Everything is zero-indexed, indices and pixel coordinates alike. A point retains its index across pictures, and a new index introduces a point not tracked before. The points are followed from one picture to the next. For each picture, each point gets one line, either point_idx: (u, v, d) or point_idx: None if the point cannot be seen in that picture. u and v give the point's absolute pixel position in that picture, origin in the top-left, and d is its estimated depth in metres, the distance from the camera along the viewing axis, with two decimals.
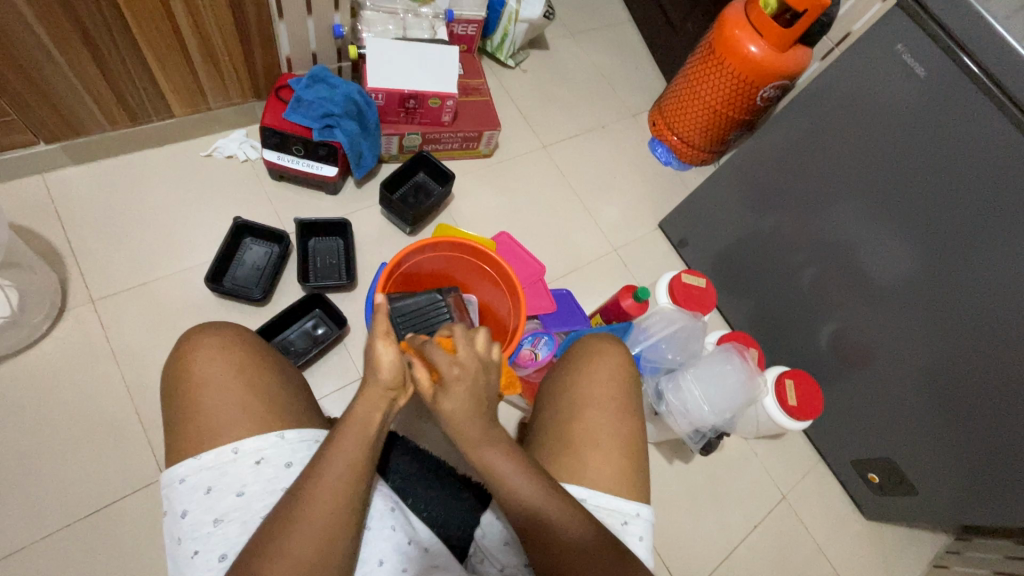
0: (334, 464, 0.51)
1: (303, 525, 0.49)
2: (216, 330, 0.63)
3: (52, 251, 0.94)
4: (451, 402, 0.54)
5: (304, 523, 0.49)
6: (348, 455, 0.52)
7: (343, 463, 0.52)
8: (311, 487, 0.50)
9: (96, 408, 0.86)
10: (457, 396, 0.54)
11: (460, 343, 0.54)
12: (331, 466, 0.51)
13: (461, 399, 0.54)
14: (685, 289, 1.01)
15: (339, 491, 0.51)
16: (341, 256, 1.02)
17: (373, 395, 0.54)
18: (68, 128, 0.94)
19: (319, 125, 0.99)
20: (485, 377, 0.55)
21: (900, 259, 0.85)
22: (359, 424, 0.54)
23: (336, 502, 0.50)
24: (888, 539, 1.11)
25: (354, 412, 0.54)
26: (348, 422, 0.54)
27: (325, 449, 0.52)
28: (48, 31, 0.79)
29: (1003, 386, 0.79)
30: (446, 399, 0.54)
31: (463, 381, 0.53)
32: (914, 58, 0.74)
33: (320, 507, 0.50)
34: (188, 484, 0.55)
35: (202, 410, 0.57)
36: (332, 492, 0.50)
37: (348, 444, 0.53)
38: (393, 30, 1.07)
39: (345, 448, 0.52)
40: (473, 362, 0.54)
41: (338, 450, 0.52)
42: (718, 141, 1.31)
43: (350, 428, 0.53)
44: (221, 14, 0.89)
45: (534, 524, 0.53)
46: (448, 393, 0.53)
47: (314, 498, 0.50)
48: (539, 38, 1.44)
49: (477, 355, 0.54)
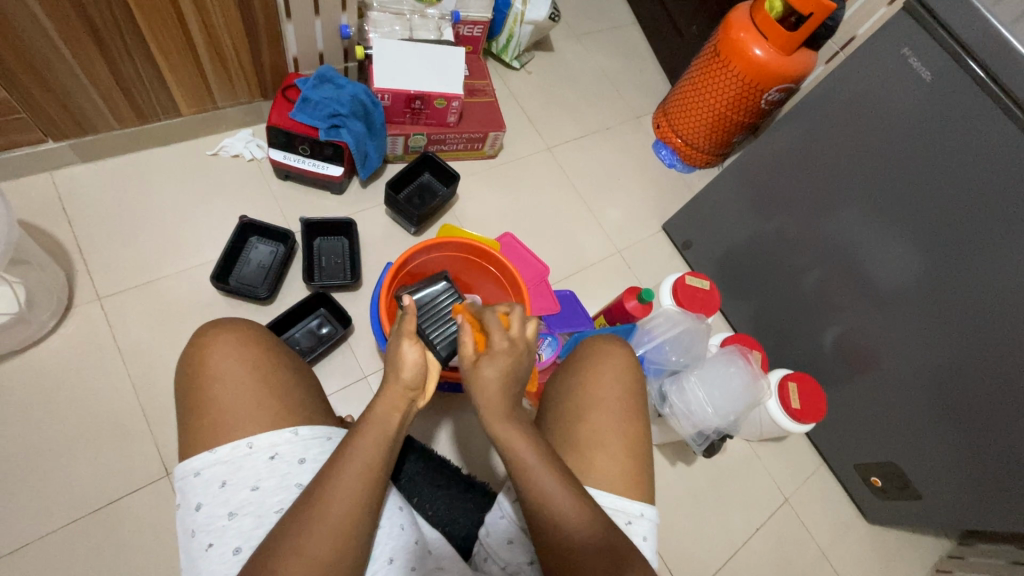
0: (350, 466, 0.51)
1: (318, 524, 0.49)
2: (230, 326, 0.63)
3: (60, 248, 0.94)
4: (491, 370, 0.56)
5: (320, 523, 0.49)
6: (364, 456, 0.52)
7: (360, 464, 0.52)
8: (326, 487, 0.50)
9: (102, 405, 0.86)
10: (500, 364, 0.56)
11: (514, 322, 0.58)
12: (348, 466, 0.51)
13: (502, 372, 0.56)
14: (690, 292, 1.00)
15: (354, 490, 0.51)
16: (347, 256, 1.03)
17: (392, 395, 0.55)
18: (76, 125, 0.94)
19: (326, 126, 1.00)
20: (525, 359, 0.58)
21: (905, 263, 0.85)
22: (377, 424, 0.54)
23: (351, 501, 0.51)
24: (890, 543, 1.11)
25: (374, 413, 0.54)
26: (366, 423, 0.54)
27: (343, 449, 0.53)
28: (57, 30, 0.79)
29: (1007, 391, 0.79)
30: (488, 367, 0.56)
31: (510, 353, 0.56)
32: (921, 61, 0.74)
33: (336, 506, 0.50)
34: (203, 477, 0.55)
35: (214, 407, 0.57)
36: (349, 491, 0.51)
37: (365, 445, 0.53)
38: (399, 31, 1.08)
39: (362, 448, 0.53)
40: (522, 342, 0.58)
41: (356, 451, 0.52)
42: (722, 144, 1.31)
43: (367, 430, 0.53)
44: (230, 13, 0.90)
45: (545, 525, 0.53)
46: (494, 359, 0.56)
47: (327, 497, 0.50)
48: (544, 40, 1.45)
49: (525, 338, 0.58)
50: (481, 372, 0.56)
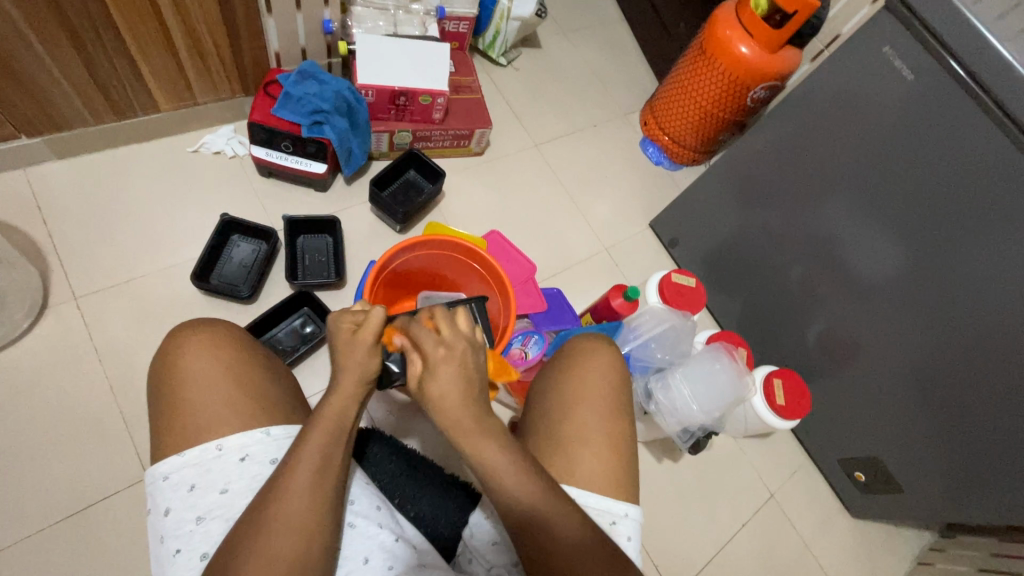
0: (306, 460, 0.51)
1: (276, 522, 0.48)
2: (203, 326, 0.62)
3: (34, 247, 0.92)
4: (440, 385, 0.53)
5: (280, 517, 0.48)
6: (320, 451, 0.52)
7: (316, 460, 0.51)
8: (284, 484, 0.50)
9: (79, 406, 0.85)
10: (445, 378, 0.53)
11: (443, 324, 0.55)
12: (305, 461, 0.51)
13: (451, 382, 0.53)
14: (675, 288, 1.01)
15: (310, 487, 0.50)
16: (331, 254, 1.01)
17: (347, 391, 0.54)
18: (51, 122, 0.93)
19: (309, 122, 0.99)
20: (475, 356, 0.55)
21: (888, 261, 0.85)
22: (333, 418, 0.53)
23: (309, 497, 0.50)
24: (874, 537, 1.12)
25: (330, 409, 0.54)
26: (320, 419, 0.53)
27: (298, 443, 0.52)
28: (28, 22, 0.77)
29: (988, 387, 0.80)
30: (434, 383, 0.53)
31: (451, 360, 0.53)
32: (902, 61, 0.75)
33: (294, 504, 0.49)
34: (172, 481, 0.54)
35: (186, 408, 0.56)
36: (307, 487, 0.50)
37: (320, 440, 0.52)
38: (384, 27, 1.07)
39: (316, 444, 0.52)
40: (459, 343, 0.54)
41: (310, 444, 0.52)
42: (709, 141, 1.32)
43: (322, 423, 0.53)
44: (209, 8, 0.88)
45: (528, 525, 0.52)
46: (436, 374, 0.53)
47: (286, 496, 0.49)
48: (531, 37, 1.44)
49: (463, 334, 0.55)
50: (431, 391, 0.53)
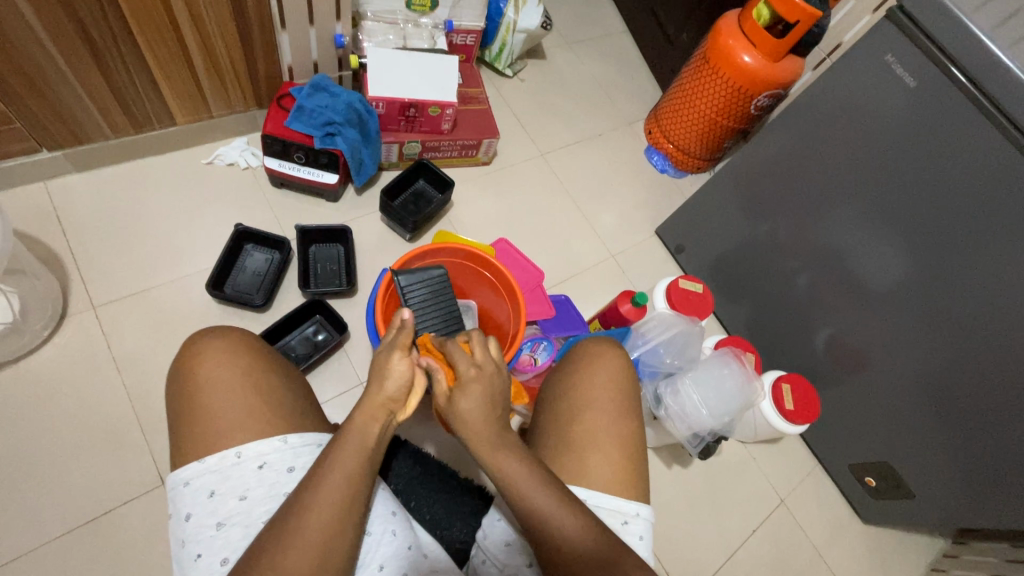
0: (331, 477, 0.51)
1: (294, 535, 0.49)
2: (219, 334, 0.63)
3: (54, 257, 0.94)
4: (467, 402, 0.56)
5: (298, 533, 0.49)
6: (346, 467, 0.52)
7: (341, 478, 0.52)
8: (308, 496, 0.51)
9: (96, 413, 0.86)
10: (474, 395, 0.56)
11: (476, 347, 0.58)
12: (329, 477, 0.51)
13: (478, 400, 0.56)
14: (683, 294, 1.02)
15: (334, 501, 0.51)
16: (343, 263, 1.03)
17: (374, 403, 0.55)
18: (71, 136, 0.95)
19: (321, 133, 1.00)
20: (500, 379, 0.58)
21: (895, 265, 0.86)
22: (357, 436, 0.54)
23: (332, 510, 0.51)
24: (887, 543, 1.11)
25: (355, 423, 0.55)
26: (348, 432, 0.54)
27: (326, 455, 0.53)
28: (50, 35, 0.79)
29: (998, 391, 0.80)
30: (463, 399, 0.56)
31: (479, 381, 0.56)
32: (904, 68, 0.76)
33: (314, 518, 0.50)
34: (192, 487, 0.55)
35: (204, 415, 0.57)
36: (329, 502, 0.51)
37: (347, 457, 0.53)
38: (393, 40, 1.09)
39: (345, 460, 0.53)
40: (489, 366, 0.58)
41: (336, 460, 0.52)
42: (713, 149, 1.33)
43: (350, 439, 0.54)
44: (224, 24, 0.91)
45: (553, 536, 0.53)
46: (467, 392, 0.56)
47: (307, 509, 0.50)
48: (536, 49, 1.47)
49: (492, 359, 0.58)
50: (457, 407, 0.56)
